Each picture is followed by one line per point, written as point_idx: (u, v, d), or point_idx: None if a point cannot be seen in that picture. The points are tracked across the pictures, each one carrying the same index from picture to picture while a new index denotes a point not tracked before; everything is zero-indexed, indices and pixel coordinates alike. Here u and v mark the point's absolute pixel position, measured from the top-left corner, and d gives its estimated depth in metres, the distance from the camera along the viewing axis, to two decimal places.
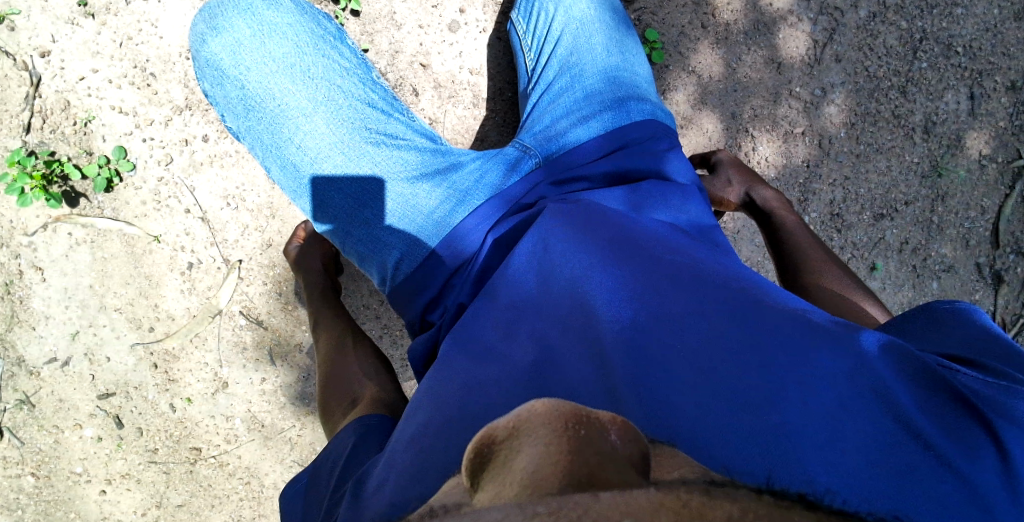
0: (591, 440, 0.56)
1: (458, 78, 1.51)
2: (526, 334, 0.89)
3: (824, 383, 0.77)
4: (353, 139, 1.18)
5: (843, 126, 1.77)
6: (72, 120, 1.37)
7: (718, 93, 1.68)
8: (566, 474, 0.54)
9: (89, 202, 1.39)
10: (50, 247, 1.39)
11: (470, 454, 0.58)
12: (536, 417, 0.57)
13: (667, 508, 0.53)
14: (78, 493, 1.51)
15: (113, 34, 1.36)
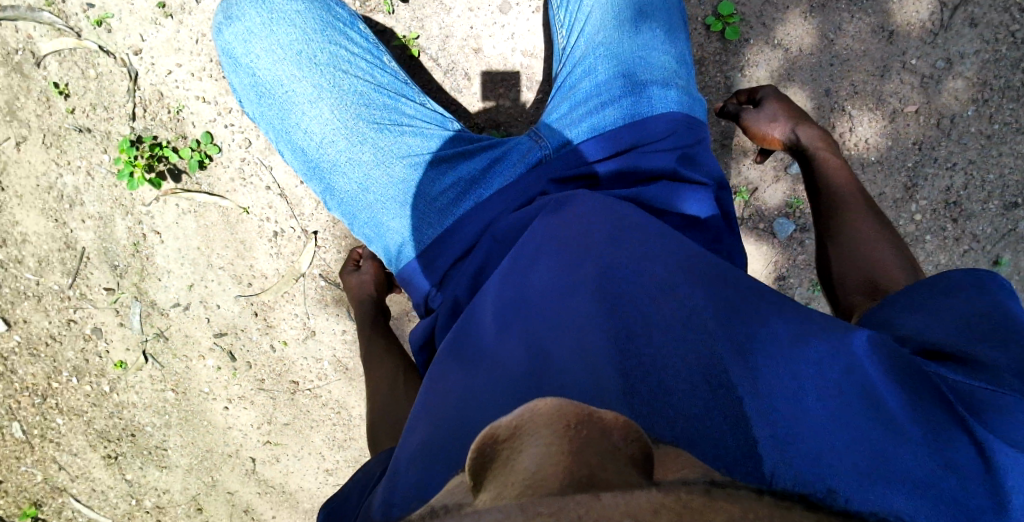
0: (591, 440, 0.61)
1: (510, 60, 1.55)
2: (529, 327, 0.88)
3: (811, 390, 0.80)
4: (355, 123, 1.33)
5: (972, 103, 1.52)
6: (166, 108, 1.57)
7: (810, 68, 1.52)
8: (566, 473, 0.59)
9: (189, 178, 1.63)
10: (163, 215, 1.66)
11: (471, 454, 0.62)
12: (537, 417, 0.62)
13: (667, 508, 0.58)
14: (207, 407, 1.85)
15: (190, 32, 1.53)
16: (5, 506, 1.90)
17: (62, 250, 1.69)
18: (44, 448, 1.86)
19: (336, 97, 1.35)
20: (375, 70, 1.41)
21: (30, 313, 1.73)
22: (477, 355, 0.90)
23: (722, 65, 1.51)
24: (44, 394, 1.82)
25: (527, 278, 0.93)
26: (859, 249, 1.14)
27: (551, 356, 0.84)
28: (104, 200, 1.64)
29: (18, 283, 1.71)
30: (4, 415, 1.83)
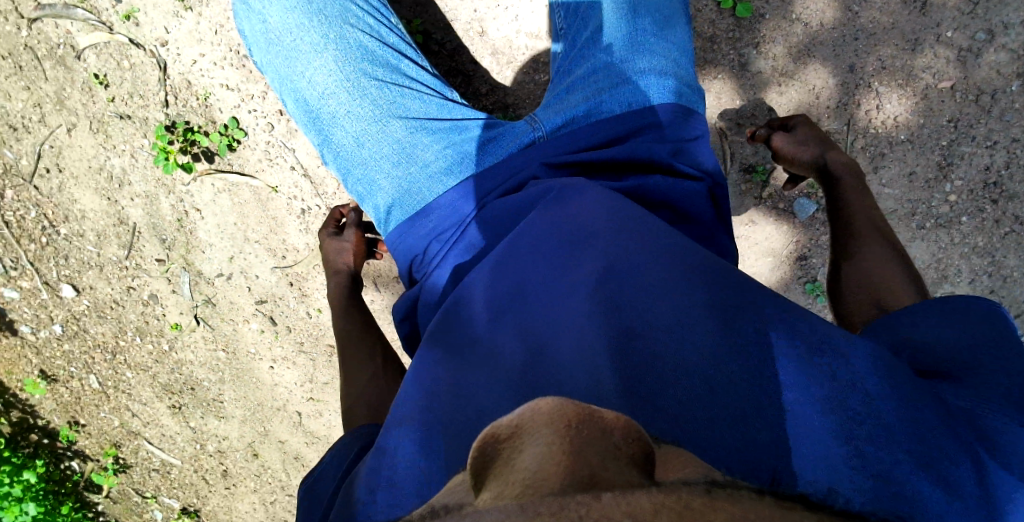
0: (594, 441, 0.61)
1: (515, 43, 1.61)
2: (528, 322, 0.89)
3: (803, 395, 0.81)
4: (360, 80, 1.36)
5: (1017, 77, 1.43)
6: (195, 96, 1.68)
7: (832, 43, 1.46)
8: (566, 475, 0.59)
9: (220, 159, 1.74)
10: (201, 193, 1.78)
11: (472, 454, 0.62)
12: (537, 416, 0.62)
13: (673, 510, 0.58)
14: (254, 365, 1.99)
15: (209, 23, 1.64)
16: (89, 446, 2.14)
17: (116, 226, 1.83)
18: (118, 397, 2.07)
19: (343, 50, 1.37)
20: (383, 31, 1.42)
21: (95, 280, 1.92)
22: (477, 351, 0.91)
23: (729, 45, 1.49)
24: (113, 351, 2.01)
25: (530, 266, 0.93)
26: (873, 270, 1.11)
27: (550, 351, 0.85)
28: (149, 180, 1.77)
29: (82, 253, 1.88)
30: (81, 368, 2.04)
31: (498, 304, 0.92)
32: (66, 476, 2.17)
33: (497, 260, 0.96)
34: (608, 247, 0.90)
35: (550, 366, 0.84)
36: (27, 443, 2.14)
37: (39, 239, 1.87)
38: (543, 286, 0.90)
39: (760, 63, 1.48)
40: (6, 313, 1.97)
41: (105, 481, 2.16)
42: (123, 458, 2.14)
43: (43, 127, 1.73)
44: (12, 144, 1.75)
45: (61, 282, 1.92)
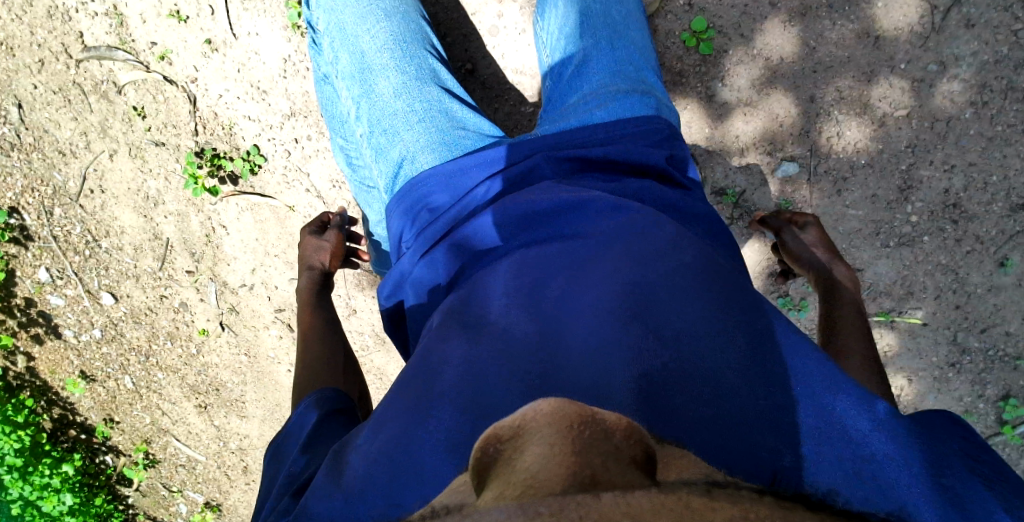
0: (594, 441, 0.70)
1: (503, 78, 1.80)
2: (546, 320, 0.95)
3: (792, 411, 0.89)
4: (410, 50, 1.51)
5: (970, 106, 1.55)
6: (221, 125, 1.86)
7: (792, 75, 1.60)
8: (567, 476, 0.68)
9: (244, 182, 1.91)
10: (226, 212, 1.96)
11: (479, 450, 0.72)
12: (540, 416, 0.71)
13: (667, 509, 0.66)
14: (274, 368, 2.16)
15: (233, 62, 1.83)
16: (122, 442, 2.32)
17: (152, 241, 2.03)
18: (150, 396, 2.24)
19: (403, 25, 1.55)
20: (435, 35, 1.62)
21: (132, 288, 2.10)
22: (494, 335, 0.95)
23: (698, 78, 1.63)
24: (147, 353, 2.19)
25: (554, 269, 0.99)
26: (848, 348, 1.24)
27: (566, 347, 0.92)
28: (181, 200, 1.96)
29: (121, 265, 2.07)
30: (117, 369, 2.22)
31: (521, 301, 0.97)
32: (101, 469, 2.35)
33: (524, 260, 1.02)
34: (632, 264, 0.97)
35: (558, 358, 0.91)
36: (66, 438, 2.32)
37: (83, 251, 2.06)
38: (564, 290, 0.97)
39: (726, 95, 1.62)
40: (50, 318, 2.16)
41: (136, 474, 2.35)
42: (153, 454, 2.33)
43: (89, 152, 1.93)
44: (61, 168, 1.96)
45: (101, 290, 2.11)
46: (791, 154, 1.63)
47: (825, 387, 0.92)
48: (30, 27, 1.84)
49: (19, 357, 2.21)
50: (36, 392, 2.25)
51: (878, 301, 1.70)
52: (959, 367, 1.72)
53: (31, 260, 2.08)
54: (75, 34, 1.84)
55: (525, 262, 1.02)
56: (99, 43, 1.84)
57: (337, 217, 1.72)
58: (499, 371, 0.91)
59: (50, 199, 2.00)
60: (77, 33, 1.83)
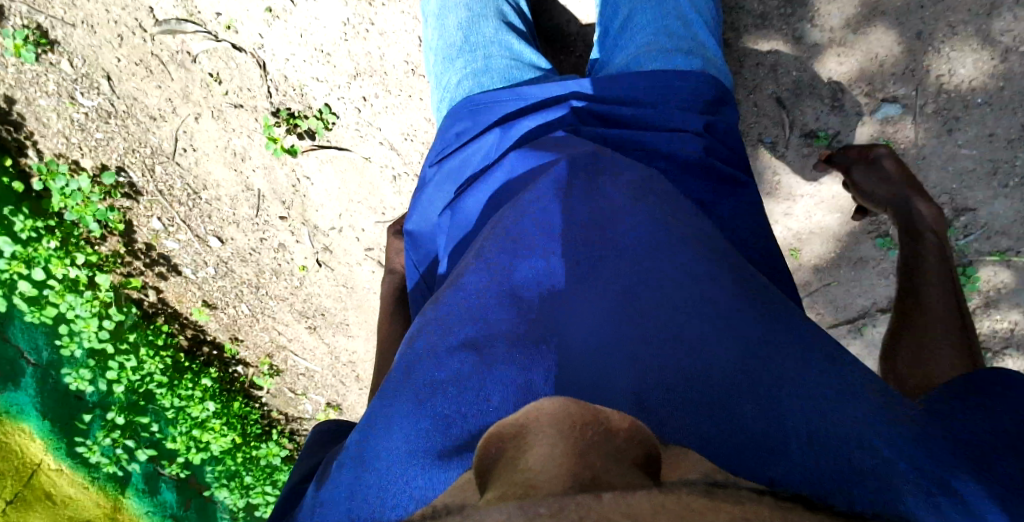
0: (593, 442, 0.73)
1: (568, 30, 1.83)
2: (528, 302, 0.92)
3: (786, 397, 0.84)
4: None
5: None
6: (291, 87, 1.90)
7: (897, 11, 1.52)
8: (567, 477, 0.70)
9: (320, 138, 1.94)
10: (308, 165, 2.00)
11: (483, 452, 0.75)
12: (541, 419, 0.74)
13: (665, 510, 0.68)
14: (370, 299, 2.26)
15: (295, 28, 1.85)
16: (249, 355, 2.48)
17: (245, 192, 2.12)
18: (267, 320, 2.38)
19: None
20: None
21: (235, 233, 2.22)
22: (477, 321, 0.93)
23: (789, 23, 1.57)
24: (257, 286, 2.31)
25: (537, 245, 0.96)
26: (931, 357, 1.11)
27: (555, 329, 0.90)
28: (264, 156, 2.01)
29: (222, 213, 2.19)
30: (233, 298, 2.36)
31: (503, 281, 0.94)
32: (234, 378, 2.52)
33: (504, 231, 0.98)
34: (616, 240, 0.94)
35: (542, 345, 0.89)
36: (201, 353, 2.48)
37: (187, 203, 2.18)
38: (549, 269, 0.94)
39: (816, 36, 1.56)
40: (169, 259, 2.31)
41: (265, 382, 2.51)
42: (275, 366, 2.48)
43: (176, 117, 2.01)
44: (155, 132, 2.05)
45: (208, 236, 2.24)
46: (893, 95, 1.57)
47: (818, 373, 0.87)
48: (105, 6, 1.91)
49: (149, 290, 2.37)
50: (171, 317, 2.43)
51: (992, 240, 1.63)
52: None
53: (143, 212, 2.22)
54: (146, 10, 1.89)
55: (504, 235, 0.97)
56: (169, 17, 1.88)
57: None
58: (468, 361, 0.89)
59: (150, 160, 2.11)
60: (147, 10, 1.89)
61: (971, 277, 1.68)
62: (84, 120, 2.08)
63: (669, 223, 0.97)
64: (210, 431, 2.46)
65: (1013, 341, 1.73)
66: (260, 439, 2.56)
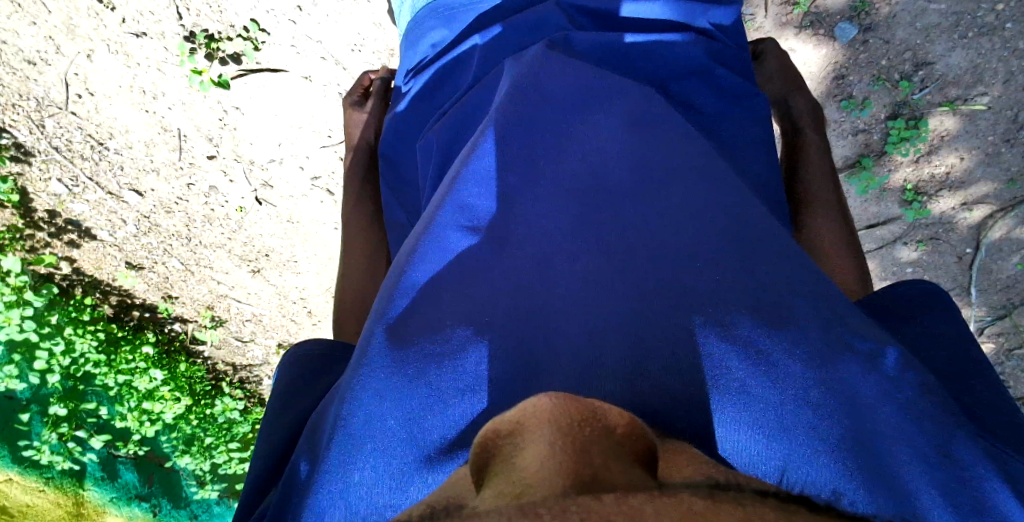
0: (594, 441, 0.70)
1: None
2: (512, 263, 0.92)
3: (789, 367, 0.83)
4: None
5: None
6: (207, 5, 1.78)
7: None
8: (567, 475, 0.66)
9: (247, 59, 1.82)
10: (235, 91, 1.85)
11: (477, 453, 0.72)
12: (531, 421, 0.71)
13: (671, 512, 0.62)
14: (320, 230, 2.01)
15: None
16: (186, 311, 2.17)
17: (162, 133, 1.90)
18: (202, 270, 2.10)
19: None
20: None
21: (155, 183, 1.97)
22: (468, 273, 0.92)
23: None
24: (188, 238, 2.05)
25: (529, 206, 0.96)
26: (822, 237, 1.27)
27: (541, 296, 0.90)
28: (182, 88, 1.84)
29: (137, 162, 1.94)
30: (162, 254, 2.08)
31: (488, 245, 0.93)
32: (173, 337, 2.20)
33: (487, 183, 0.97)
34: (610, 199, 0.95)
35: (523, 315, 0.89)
36: (131, 318, 2.17)
37: (93, 157, 1.94)
38: (541, 232, 0.94)
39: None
40: (80, 223, 2.04)
41: (208, 336, 2.20)
42: (219, 317, 2.17)
43: (62, 57, 1.81)
44: (36, 79, 1.84)
45: (123, 190, 1.98)
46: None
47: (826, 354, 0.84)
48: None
49: (63, 262, 2.08)
50: (90, 287, 2.12)
51: (944, 91, 1.67)
52: (1014, 142, 1.70)
53: (39, 175, 1.96)
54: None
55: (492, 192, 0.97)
56: None
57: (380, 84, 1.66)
58: (463, 331, 0.87)
59: (39, 112, 1.88)
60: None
61: (922, 128, 1.71)
62: None
63: (670, 190, 0.95)
64: (160, 401, 2.14)
65: (948, 184, 1.77)
66: (212, 396, 2.22)
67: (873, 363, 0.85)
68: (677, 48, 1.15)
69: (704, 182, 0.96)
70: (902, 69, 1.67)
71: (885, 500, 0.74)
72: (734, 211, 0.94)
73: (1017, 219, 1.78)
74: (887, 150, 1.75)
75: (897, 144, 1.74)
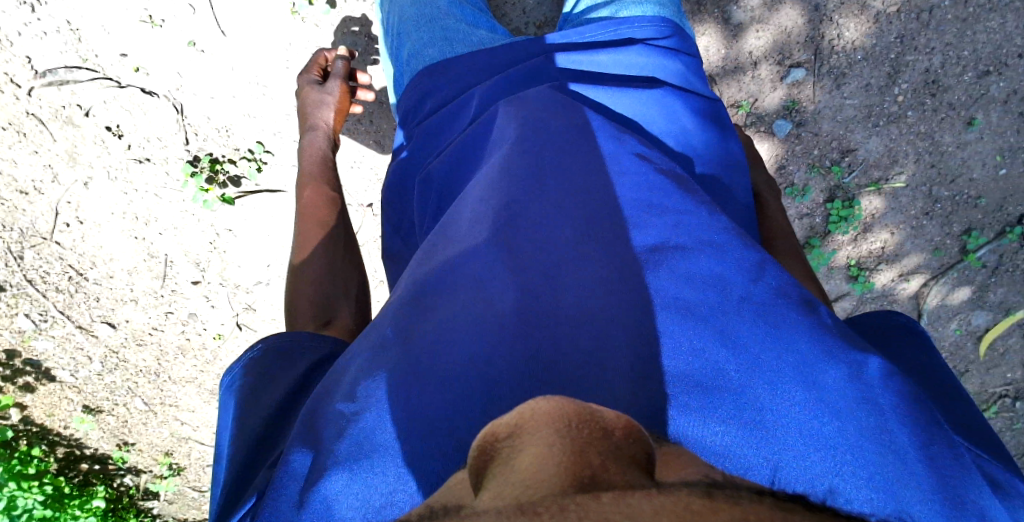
0: (592, 440, 0.75)
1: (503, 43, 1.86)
2: (512, 286, 1.00)
3: (776, 370, 0.92)
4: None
5: None
6: (215, 128, 1.82)
7: None
8: (567, 476, 0.72)
9: (248, 180, 1.86)
10: (233, 213, 1.87)
11: (476, 453, 0.77)
12: (534, 423, 0.76)
13: (667, 511, 0.69)
14: None
15: (224, 64, 1.79)
16: (141, 460, 2.16)
17: (148, 260, 1.89)
18: (165, 410, 2.08)
19: None
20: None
21: (131, 312, 1.94)
22: (471, 293, 1.01)
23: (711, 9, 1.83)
24: (157, 372, 2.02)
25: (525, 234, 1.03)
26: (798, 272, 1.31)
27: (537, 310, 0.98)
28: (177, 210, 1.85)
29: (114, 291, 1.91)
30: (125, 395, 2.04)
31: (487, 269, 1.01)
32: (123, 492, 2.19)
33: (488, 215, 1.05)
34: (599, 220, 1.04)
35: (532, 326, 0.97)
36: (76, 473, 2.15)
37: (67, 289, 1.89)
38: (537, 255, 1.02)
39: (740, 16, 1.82)
40: (39, 363, 1.97)
41: (163, 487, 2.20)
42: (177, 463, 2.17)
43: (57, 185, 1.80)
44: (25, 209, 1.81)
45: (95, 323, 1.94)
46: (798, 61, 1.83)
47: (819, 356, 0.94)
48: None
49: (13, 410, 2.02)
50: (35, 437, 2.07)
51: (868, 173, 1.90)
52: (932, 214, 1.93)
53: (5, 310, 1.90)
54: (20, 61, 1.72)
55: (496, 224, 1.04)
56: (54, 66, 1.73)
57: (339, 64, 1.61)
58: (467, 356, 0.96)
59: (18, 243, 1.84)
60: (23, 59, 1.72)
61: (856, 207, 1.93)
62: None
63: (681, 222, 1.04)
64: None
65: (885, 258, 1.99)
66: None
67: (858, 371, 0.94)
68: (656, 101, 1.22)
69: (695, 209, 1.05)
70: (831, 156, 1.89)
71: (860, 498, 0.85)
72: (733, 242, 1.03)
73: (949, 284, 2.01)
74: (830, 230, 1.96)
75: (838, 224, 1.95)
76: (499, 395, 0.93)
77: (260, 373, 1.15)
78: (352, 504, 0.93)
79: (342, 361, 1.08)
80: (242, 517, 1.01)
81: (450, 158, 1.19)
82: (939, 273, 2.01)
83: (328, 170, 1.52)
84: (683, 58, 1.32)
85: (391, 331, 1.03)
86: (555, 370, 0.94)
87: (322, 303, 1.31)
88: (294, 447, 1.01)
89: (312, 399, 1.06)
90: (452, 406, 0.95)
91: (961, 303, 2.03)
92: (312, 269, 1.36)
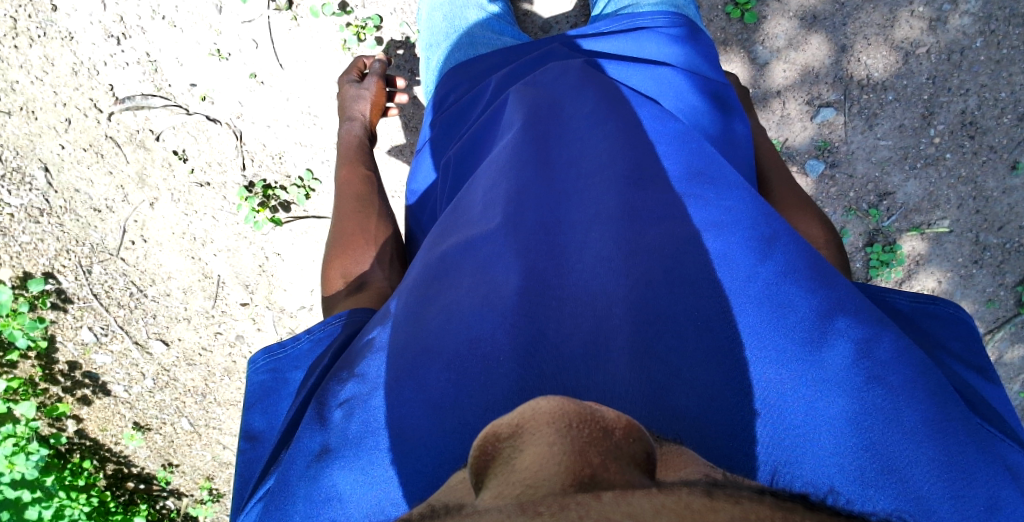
0: (592, 440, 0.72)
1: None
2: (518, 270, 1.05)
3: (776, 353, 0.96)
4: (455, 45, 1.62)
5: (979, 35, 1.76)
6: (269, 155, 1.98)
7: (827, 28, 1.83)
8: (567, 476, 0.69)
9: (299, 207, 2.00)
10: (284, 237, 2.01)
11: (477, 453, 0.74)
12: (536, 420, 0.73)
13: (667, 512, 0.65)
14: None
15: (282, 96, 1.96)
16: (183, 483, 2.23)
17: (202, 280, 2.03)
18: (209, 432, 2.16)
19: (456, 32, 1.66)
20: (509, 36, 1.66)
21: (184, 331, 2.07)
22: (479, 276, 1.06)
23: (734, 48, 1.87)
24: (204, 393, 2.12)
25: (534, 220, 1.09)
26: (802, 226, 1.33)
27: (539, 295, 1.03)
28: (232, 234, 2.00)
29: (170, 309, 2.05)
30: (172, 414, 2.13)
31: (496, 253, 1.07)
32: (164, 514, 2.28)
33: (499, 202, 1.11)
34: (603, 205, 1.08)
35: (533, 306, 1.03)
36: (122, 491, 2.24)
37: (128, 304, 2.04)
38: (544, 242, 1.07)
39: (766, 55, 1.86)
40: (98, 376, 2.09)
41: (203, 512, 2.26)
42: (217, 489, 2.23)
43: (126, 205, 1.98)
44: (97, 226, 1.98)
45: (150, 339, 2.07)
46: (827, 101, 1.86)
47: (821, 334, 0.96)
48: (52, 88, 1.91)
49: (69, 421, 2.13)
50: (88, 451, 2.17)
51: (909, 217, 1.87)
52: (981, 263, 1.87)
53: (72, 323, 2.04)
54: (104, 89, 1.92)
55: (506, 211, 1.10)
56: (133, 94, 1.93)
57: (376, 64, 1.80)
58: (472, 337, 1.02)
59: (88, 258, 2.00)
60: (106, 87, 1.92)
61: (897, 252, 1.88)
62: (8, 222, 1.96)
63: (690, 203, 1.07)
64: None
65: None
66: None
67: (865, 350, 0.95)
68: (664, 78, 1.30)
69: (706, 185, 1.09)
70: (868, 199, 1.87)
71: (865, 490, 0.88)
72: (737, 229, 1.05)
73: (1005, 340, 1.92)
74: (870, 274, 1.91)
75: (878, 269, 1.90)
76: (498, 368, 0.99)
77: (293, 367, 1.25)
78: (353, 485, 0.98)
79: (360, 339, 1.15)
80: (261, 497, 1.09)
81: (470, 150, 1.29)
82: (994, 327, 1.92)
83: (363, 153, 1.69)
84: (691, 44, 1.40)
85: (403, 306, 1.09)
86: (556, 347, 1.00)
87: (359, 272, 1.43)
88: (303, 427, 1.06)
89: (325, 382, 1.12)
90: (454, 382, 1.00)
91: (1020, 363, 1.95)
92: (347, 236, 1.50)
